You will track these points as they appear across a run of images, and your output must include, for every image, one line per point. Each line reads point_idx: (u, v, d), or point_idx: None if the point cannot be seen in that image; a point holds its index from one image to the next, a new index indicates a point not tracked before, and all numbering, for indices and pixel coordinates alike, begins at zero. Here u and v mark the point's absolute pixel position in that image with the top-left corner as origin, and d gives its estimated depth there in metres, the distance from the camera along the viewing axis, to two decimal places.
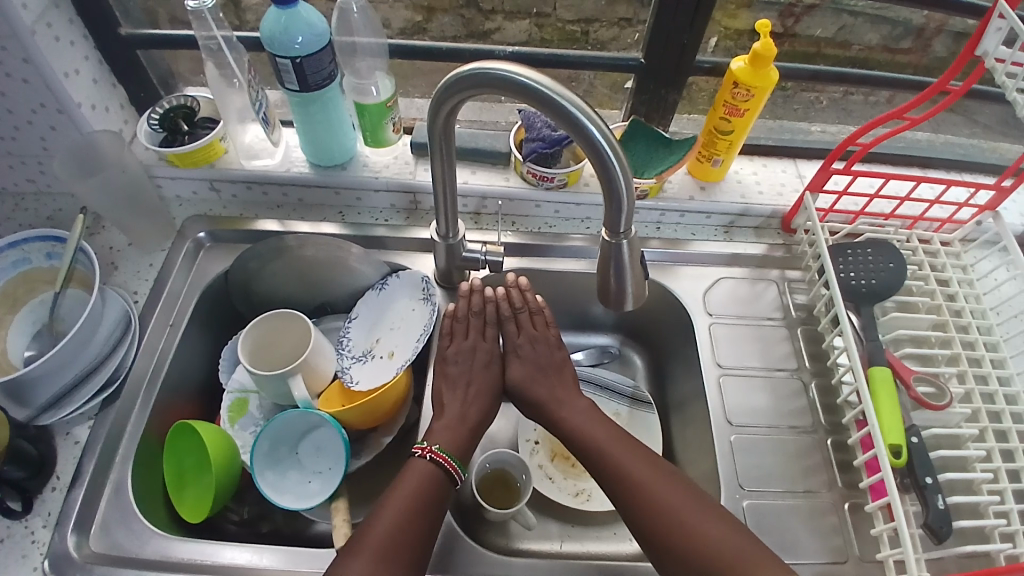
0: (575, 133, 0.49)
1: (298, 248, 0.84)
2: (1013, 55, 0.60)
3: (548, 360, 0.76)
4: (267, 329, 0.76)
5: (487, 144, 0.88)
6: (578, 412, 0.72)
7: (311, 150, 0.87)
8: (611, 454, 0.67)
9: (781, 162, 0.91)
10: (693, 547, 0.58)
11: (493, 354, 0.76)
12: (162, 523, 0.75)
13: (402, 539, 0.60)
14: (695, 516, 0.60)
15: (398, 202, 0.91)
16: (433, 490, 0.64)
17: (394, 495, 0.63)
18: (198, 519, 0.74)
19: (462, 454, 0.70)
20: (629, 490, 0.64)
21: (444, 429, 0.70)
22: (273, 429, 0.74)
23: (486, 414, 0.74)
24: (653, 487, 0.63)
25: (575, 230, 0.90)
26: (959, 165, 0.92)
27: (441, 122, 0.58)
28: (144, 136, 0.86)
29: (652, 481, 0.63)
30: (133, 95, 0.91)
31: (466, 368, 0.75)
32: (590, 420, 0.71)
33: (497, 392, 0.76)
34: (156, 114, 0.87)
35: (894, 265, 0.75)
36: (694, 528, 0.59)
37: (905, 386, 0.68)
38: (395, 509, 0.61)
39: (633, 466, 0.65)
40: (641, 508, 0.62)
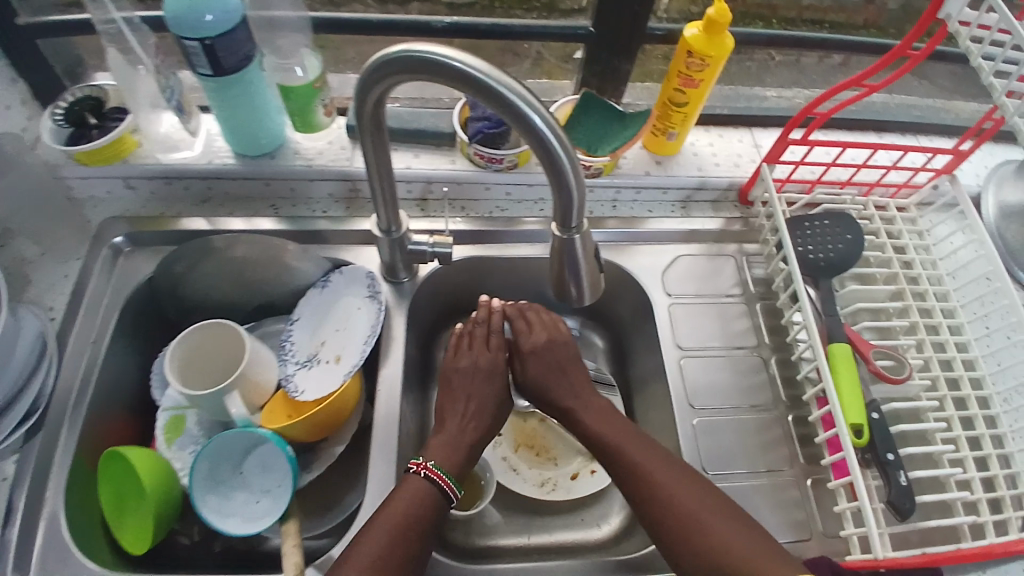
0: (516, 123, 0.45)
1: (227, 248, 0.77)
2: (979, 18, 0.58)
3: (561, 358, 0.74)
4: (198, 341, 0.72)
5: (430, 124, 0.82)
6: (593, 411, 0.70)
7: (236, 140, 0.79)
8: (625, 448, 0.65)
9: (736, 131, 0.88)
10: (711, 543, 0.56)
11: (498, 365, 0.73)
12: (104, 558, 0.69)
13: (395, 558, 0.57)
14: (709, 512, 0.59)
15: (336, 191, 0.85)
16: (429, 512, 0.61)
17: (383, 516, 0.59)
18: (140, 551, 0.69)
19: (458, 472, 0.66)
20: (642, 486, 0.62)
21: (442, 446, 0.67)
22: (213, 448, 0.70)
23: (488, 429, 0.70)
24: (662, 481, 0.61)
25: (528, 212, 0.85)
26: (915, 127, 0.91)
27: (369, 114, 0.53)
28: (48, 133, 0.75)
29: (663, 474, 0.62)
30: (36, 88, 0.82)
31: (470, 381, 0.72)
32: (604, 419, 0.69)
33: (501, 405, 0.72)
34: (61, 108, 0.77)
35: (851, 236, 0.74)
36: (701, 522, 0.58)
37: (863, 361, 0.68)
38: (387, 525, 0.58)
39: (646, 458, 0.64)
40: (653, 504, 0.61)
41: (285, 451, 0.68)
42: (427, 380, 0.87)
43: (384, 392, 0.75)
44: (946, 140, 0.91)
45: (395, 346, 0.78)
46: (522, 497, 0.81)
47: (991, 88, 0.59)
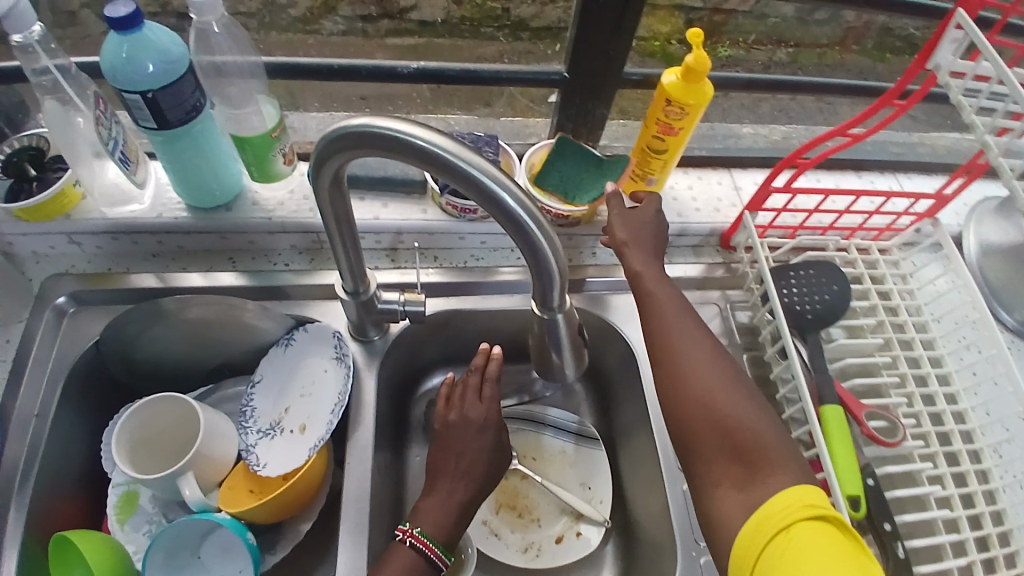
0: (488, 205, 0.41)
1: (179, 310, 0.71)
2: (974, 68, 0.56)
3: (649, 240, 0.69)
4: (150, 414, 0.66)
5: (399, 172, 0.78)
6: (646, 275, 0.66)
7: (188, 192, 0.73)
8: (678, 340, 0.61)
9: (716, 172, 0.86)
10: (722, 428, 0.55)
11: (492, 418, 0.68)
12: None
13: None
14: (728, 402, 0.57)
15: (299, 243, 0.79)
16: None
17: None
18: None
19: (448, 538, 0.63)
20: (679, 389, 0.59)
21: (435, 512, 0.63)
22: (171, 534, 0.64)
23: (480, 489, 0.66)
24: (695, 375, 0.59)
25: (505, 261, 0.82)
26: (891, 167, 0.91)
27: (329, 188, 0.49)
28: None
29: (712, 379, 0.58)
30: None
31: (459, 438, 0.67)
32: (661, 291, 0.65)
33: (492, 463, 0.68)
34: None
35: (837, 286, 0.72)
36: (727, 412, 0.56)
37: (857, 422, 0.66)
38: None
39: (684, 350, 0.60)
40: (681, 395, 0.58)
41: (247, 538, 0.63)
42: (401, 439, 0.82)
43: (353, 462, 0.70)
44: (920, 179, 0.91)
45: (364, 411, 0.72)
46: (505, 564, 0.76)
47: (986, 144, 0.57)
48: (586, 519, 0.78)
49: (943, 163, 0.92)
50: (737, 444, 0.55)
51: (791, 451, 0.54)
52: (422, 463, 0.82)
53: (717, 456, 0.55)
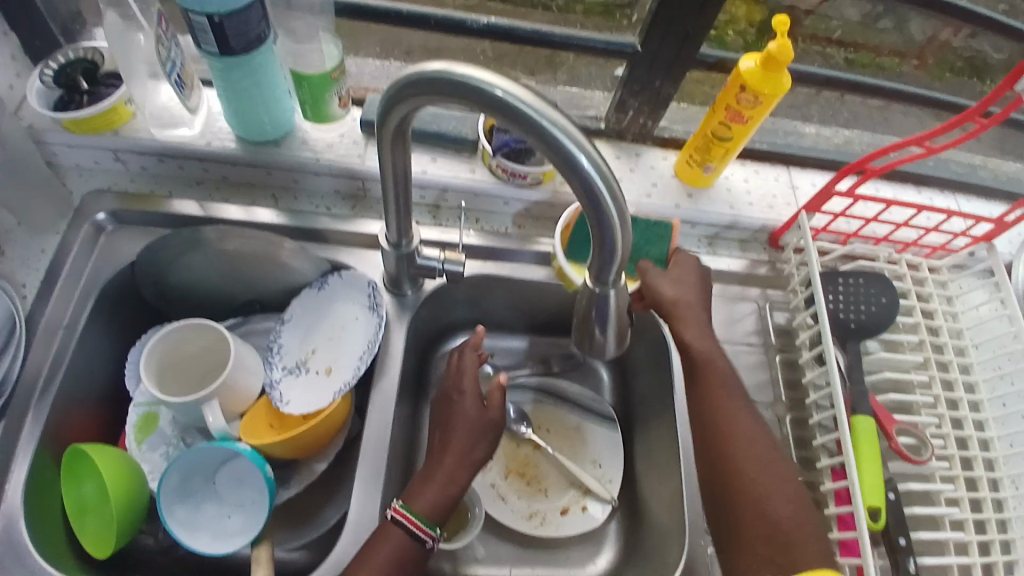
0: (559, 164, 0.40)
1: (218, 240, 0.70)
2: None
3: (693, 292, 0.72)
4: (180, 338, 0.67)
5: (451, 128, 0.76)
6: (699, 343, 0.70)
7: (238, 123, 0.73)
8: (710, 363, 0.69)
9: (773, 168, 0.84)
10: (760, 533, 0.61)
11: (467, 394, 0.67)
12: (63, 558, 0.64)
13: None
14: (775, 505, 0.61)
15: (343, 187, 0.79)
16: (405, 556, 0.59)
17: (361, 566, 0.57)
18: (102, 556, 0.64)
19: (435, 511, 0.61)
20: (731, 486, 0.64)
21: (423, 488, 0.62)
22: (188, 458, 0.66)
23: (461, 468, 0.63)
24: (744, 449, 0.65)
25: (546, 231, 0.80)
26: (954, 186, 0.87)
27: (391, 137, 0.48)
28: (35, 95, 0.70)
29: (750, 463, 0.64)
30: (27, 43, 0.74)
31: (444, 418, 0.67)
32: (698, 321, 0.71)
33: (475, 440, 0.65)
34: (51, 68, 0.71)
35: (885, 299, 0.70)
36: (762, 490, 0.62)
37: (886, 437, 0.66)
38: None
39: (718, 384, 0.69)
40: (741, 507, 0.62)
41: (265, 472, 0.64)
42: (421, 396, 0.83)
43: (375, 411, 0.70)
44: (981, 202, 0.88)
45: (390, 362, 0.73)
46: (510, 529, 0.77)
47: None
48: (593, 496, 0.79)
49: (1007, 190, 0.89)
50: (782, 543, 0.59)
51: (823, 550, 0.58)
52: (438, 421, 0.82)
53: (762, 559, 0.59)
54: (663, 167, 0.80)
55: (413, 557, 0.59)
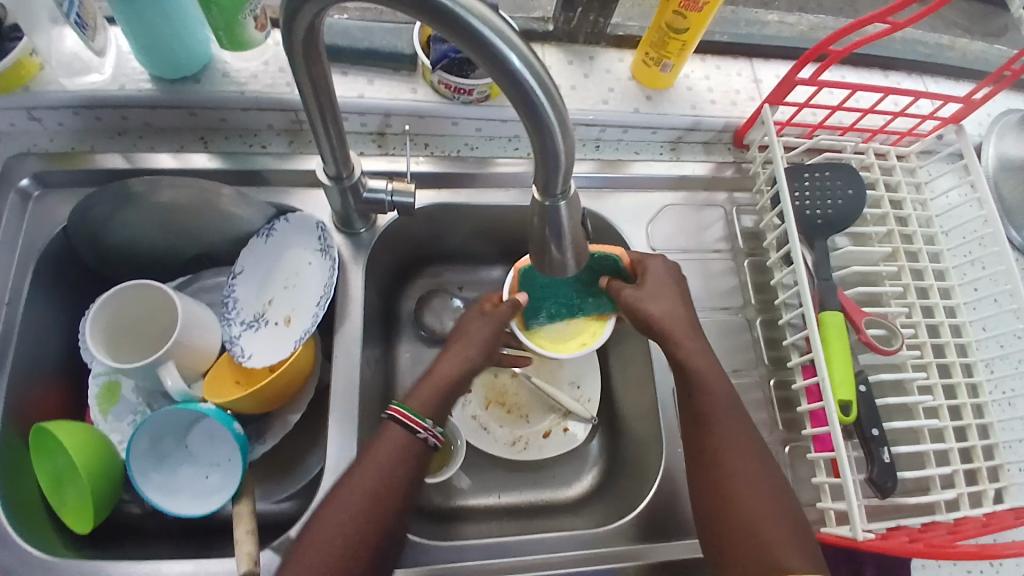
0: (488, 65, 0.37)
1: (150, 193, 0.65)
2: None
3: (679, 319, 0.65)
4: (125, 302, 0.63)
5: (386, 44, 0.70)
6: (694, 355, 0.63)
7: (149, 61, 0.66)
8: (740, 485, 0.56)
9: (735, 62, 0.79)
10: (723, 490, 0.57)
11: None
12: (50, 538, 0.63)
13: (376, 516, 0.55)
14: (739, 468, 0.57)
15: (277, 122, 0.72)
16: (394, 477, 0.56)
17: (350, 486, 0.55)
18: (85, 528, 0.63)
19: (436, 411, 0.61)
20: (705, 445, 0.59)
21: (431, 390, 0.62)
22: (156, 421, 0.64)
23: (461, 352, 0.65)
24: (727, 464, 0.58)
25: (501, 151, 0.76)
26: (922, 67, 0.84)
27: (302, 54, 0.44)
28: None
29: (735, 434, 0.59)
30: None
31: None
32: (759, 477, 0.57)
33: None
34: None
35: (852, 191, 0.68)
36: (734, 452, 0.58)
37: (855, 330, 0.65)
38: (359, 485, 0.55)
39: (726, 428, 0.60)
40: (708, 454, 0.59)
41: (232, 427, 0.62)
42: (392, 333, 0.81)
43: (340, 355, 0.67)
44: (948, 83, 0.85)
45: (351, 305, 0.69)
46: (494, 456, 0.77)
47: None
48: (574, 416, 0.79)
49: (974, 68, 0.86)
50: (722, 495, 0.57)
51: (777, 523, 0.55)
52: (411, 359, 0.81)
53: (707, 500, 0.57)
54: (619, 71, 0.76)
55: (411, 450, 0.58)
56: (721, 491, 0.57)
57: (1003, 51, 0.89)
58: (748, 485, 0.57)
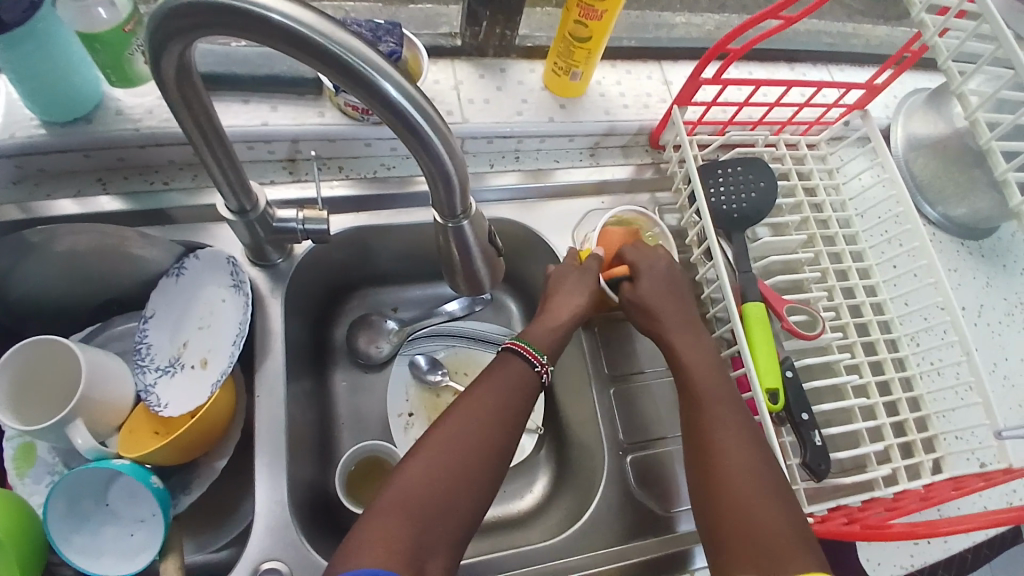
0: (365, 93, 0.37)
1: (48, 241, 0.61)
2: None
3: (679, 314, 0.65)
4: (27, 360, 0.59)
5: (287, 70, 0.68)
6: (687, 344, 0.63)
7: (39, 106, 0.62)
8: (727, 461, 0.55)
9: (645, 66, 0.80)
10: (713, 466, 0.55)
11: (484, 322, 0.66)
12: None
13: (447, 500, 0.51)
14: (731, 443, 0.56)
15: (181, 157, 0.70)
16: (469, 459, 0.54)
17: (413, 465, 0.53)
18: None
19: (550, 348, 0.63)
20: (699, 420, 0.58)
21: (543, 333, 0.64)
22: (71, 483, 0.60)
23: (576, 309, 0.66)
24: (718, 441, 0.56)
25: (420, 170, 0.75)
26: (824, 58, 0.87)
27: (178, 93, 0.42)
28: None
29: (726, 411, 0.58)
30: None
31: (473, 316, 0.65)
32: (761, 464, 0.55)
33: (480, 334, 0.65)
34: None
35: (764, 183, 0.69)
36: (727, 427, 0.57)
37: (778, 318, 0.66)
38: (426, 460, 0.53)
39: (719, 407, 0.58)
40: (701, 429, 0.58)
41: (148, 482, 0.58)
42: (326, 364, 0.79)
43: (265, 392, 0.65)
44: (852, 71, 0.88)
45: (273, 339, 0.67)
46: None
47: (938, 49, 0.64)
48: (520, 428, 0.78)
49: (874, 55, 0.89)
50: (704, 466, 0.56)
51: (768, 503, 0.52)
52: (348, 389, 0.79)
53: (696, 473, 0.57)
54: (531, 81, 0.76)
55: (471, 473, 0.53)
56: (707, 464, 0.56)
57: (899, 37, 0.93)
58: (738, 459, 0.55)
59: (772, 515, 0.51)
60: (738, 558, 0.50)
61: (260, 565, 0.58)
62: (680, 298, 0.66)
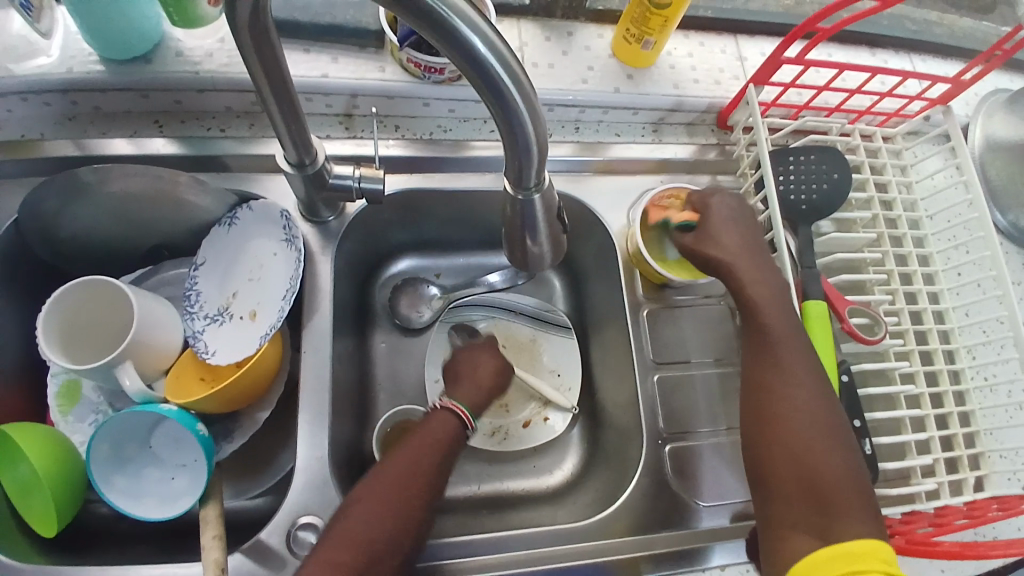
0: (450, 49, 0.34)
1: (101, 181, 0.60)
2: None
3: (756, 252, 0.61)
4: (76, 301, 0.59)
5: (349, 19, 0.65)
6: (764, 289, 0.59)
7: (95, 41, 0.61)
8: (796, 416, 0.53)
9: (719, 39, 0.76)
10: (776, 421, 0.53)
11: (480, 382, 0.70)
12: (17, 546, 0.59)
13: (383, 552, 0.51)
14: (799, 399, 0.54)
15: (236, 104, 0.68)
16: (408, 506, 0.54)
17: (349, 513, 0.52)
18: (56, 530, 0.59)
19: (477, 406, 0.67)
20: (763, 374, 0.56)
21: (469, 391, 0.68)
22: (117, 423, 0.61)
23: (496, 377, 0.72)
24: (782, 398, 0.54)
25: (476, 134, 0.73)
26: (909, 45, 0.81)
27: (251, 42, 0.40)
28: None
29: (795, 366, 0.55)
30: None
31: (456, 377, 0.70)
32: (830, 418, 0.53)
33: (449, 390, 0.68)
34: None
35: (838, 175, 0.66)
36: (794, 381, 0.55)
37: (839, 319, 0.64)
38: (368, 507, 0.53)
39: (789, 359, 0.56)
40: (767, 382, 0.55)
41: (195, 429, 0.59)
42: (366, 324, 0.79)
43: (310, 350, 0.65)
44: (937, 62, 0.82)
45: (321, 297, 0.66)
46: (473, 449, 0.76)
47: None
48: (554, 406, 0.78)
49: (962, 45, 0.83)
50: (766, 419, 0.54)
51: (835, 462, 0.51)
52: (387, 351, 0.79)
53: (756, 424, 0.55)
54: (599, 47, 0.72)
55: (410, 514, 0.54)
56: (767, 417, 0.54)
57: (991, 27, 0.87)
58: (805, 413, 0.53)
59: (842, 474, 0.51)
60: (799, 515, 0.50)
61: (299, 519, 0.59)
62: (750, 232, 0.62)
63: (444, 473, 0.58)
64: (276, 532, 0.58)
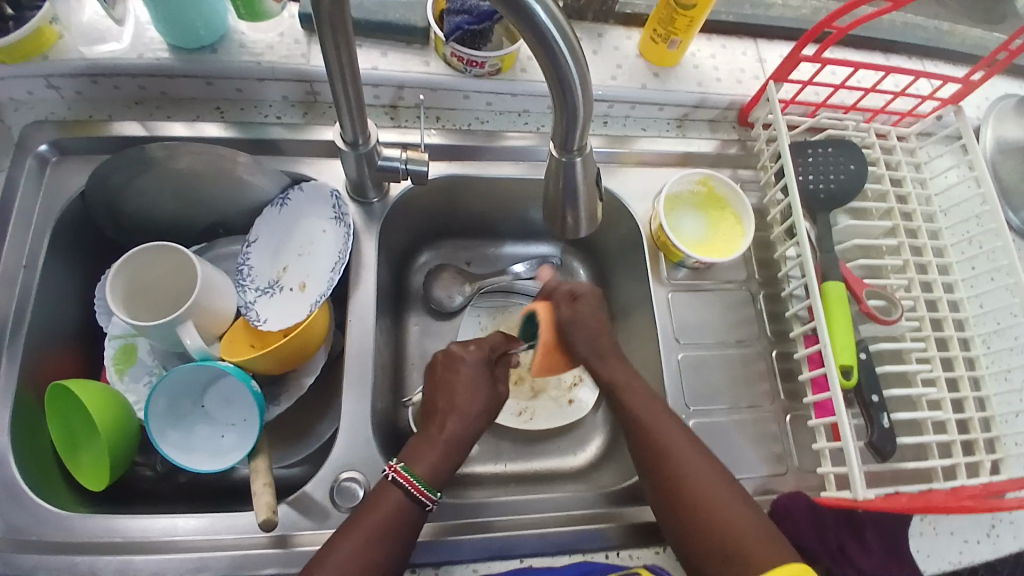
0: (514, 16, 0.38)
1: (167, 158, 0.66)
2: None
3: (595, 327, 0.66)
4: (142, 264, 0.64)
5: (399, 16, 0.71)
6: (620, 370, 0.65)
7: (167, 30, 0.66)
8: (685, 479, 0.57)
9: (741, 42, 0.81)
10: (676, 495, 0.57)
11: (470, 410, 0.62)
12: (60, 496, 0.62)
13: None
14: (685, 469, 0.58)
15: (292, 94, 0.74)
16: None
17: None
18: (101, 487, 0.62)
19: (440, 470, 0.59)
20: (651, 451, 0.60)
21: (435, 443, 0.60)
22: (174, 381, 0.65)
23: (484, 407, 0.63)
24: (671, 468, 0.58)
25: (511, 125, 0.78)
26: (921, 52, 0.86)
27: (328, 21, 0.45)
28: None
29: (672, 439, 0.60)
30: None
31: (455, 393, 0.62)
32: (718, 479, 0.57)
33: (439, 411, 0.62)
34: None
35: (854, 165, 0.70)
36: (672, 452, 0.59)
37: (857, 301, 0.68)
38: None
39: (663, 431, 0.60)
40: (653, 457, 0.59)
41: (250, 386, 0.63)
42: (402, 305, 0.83)
43: (354, 321, 0.69)
44: (949, 68, 0.86)
45: (365, 272, 0.71)
46: (501, 427, 0.79)
47: None
48: (580, 388, 0.82)
49: (974, 52, 0.87)
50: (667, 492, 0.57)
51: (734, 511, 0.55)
52: (420, 332, 0.82)
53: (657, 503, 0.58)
54: (627, 48, 0.77)
55: None
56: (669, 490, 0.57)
57: (1002, 36, 0.91)
58: (693, 478, 0.57)
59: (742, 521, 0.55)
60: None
61: (341, 476, 0.62)
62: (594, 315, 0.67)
63: (405, 540, 0.55)
64: (321, 487, 0.62)
